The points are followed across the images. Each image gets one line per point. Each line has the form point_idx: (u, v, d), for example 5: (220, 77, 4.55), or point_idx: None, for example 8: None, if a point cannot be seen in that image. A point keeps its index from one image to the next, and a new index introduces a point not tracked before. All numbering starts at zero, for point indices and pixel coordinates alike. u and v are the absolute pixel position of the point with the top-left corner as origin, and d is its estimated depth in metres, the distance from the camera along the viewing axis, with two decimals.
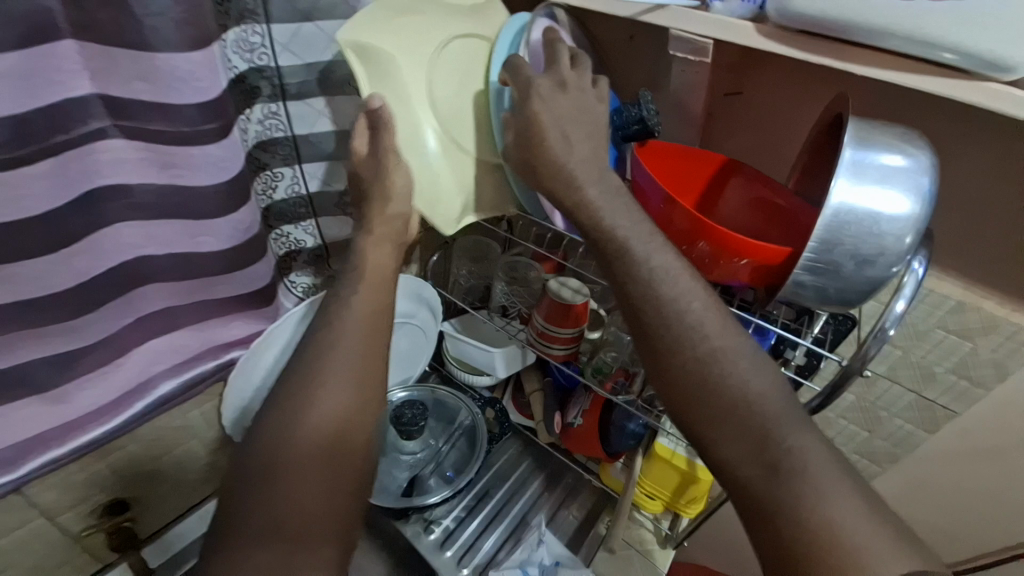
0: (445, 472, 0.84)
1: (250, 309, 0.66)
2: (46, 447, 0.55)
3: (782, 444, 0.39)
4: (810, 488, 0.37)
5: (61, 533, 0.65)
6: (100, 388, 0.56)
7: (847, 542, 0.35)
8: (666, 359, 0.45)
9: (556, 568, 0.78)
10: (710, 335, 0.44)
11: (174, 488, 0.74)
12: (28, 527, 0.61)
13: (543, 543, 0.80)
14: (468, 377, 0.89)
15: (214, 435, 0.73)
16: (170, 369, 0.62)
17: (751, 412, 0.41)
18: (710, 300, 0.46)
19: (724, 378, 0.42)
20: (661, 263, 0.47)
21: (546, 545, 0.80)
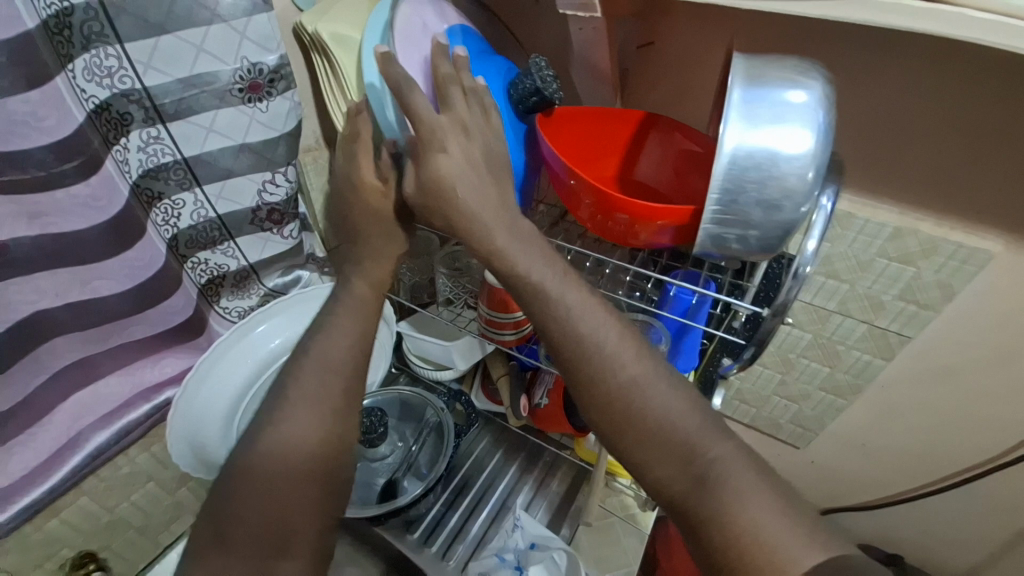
0: (418, 470, 0.83)
1: (178, 344, 0.65)
2: None
3: (707, 454, 0.41)
4: (720, 478, 0.39)
5: None
6: (29, 451, 0.54)
7: (769, 540, 0.36)
8: (590, 391, 0.44)
9: (531, 551, 0.75)
10: (626, 363, 0.44)
11: (142, 531, 0.73)
12: None
13: (518, 527, 0.78)
14: (434, 375, 0.87)
15: (171, 474, 0.72)
16: (100, 420, 0.60)
17: (662, 408, 0.42)
18: (622, 329, 0.46)
19: (646, 395, 0.43)
20: (575, 299, 0.46)
21: (521, 529, 0.77)
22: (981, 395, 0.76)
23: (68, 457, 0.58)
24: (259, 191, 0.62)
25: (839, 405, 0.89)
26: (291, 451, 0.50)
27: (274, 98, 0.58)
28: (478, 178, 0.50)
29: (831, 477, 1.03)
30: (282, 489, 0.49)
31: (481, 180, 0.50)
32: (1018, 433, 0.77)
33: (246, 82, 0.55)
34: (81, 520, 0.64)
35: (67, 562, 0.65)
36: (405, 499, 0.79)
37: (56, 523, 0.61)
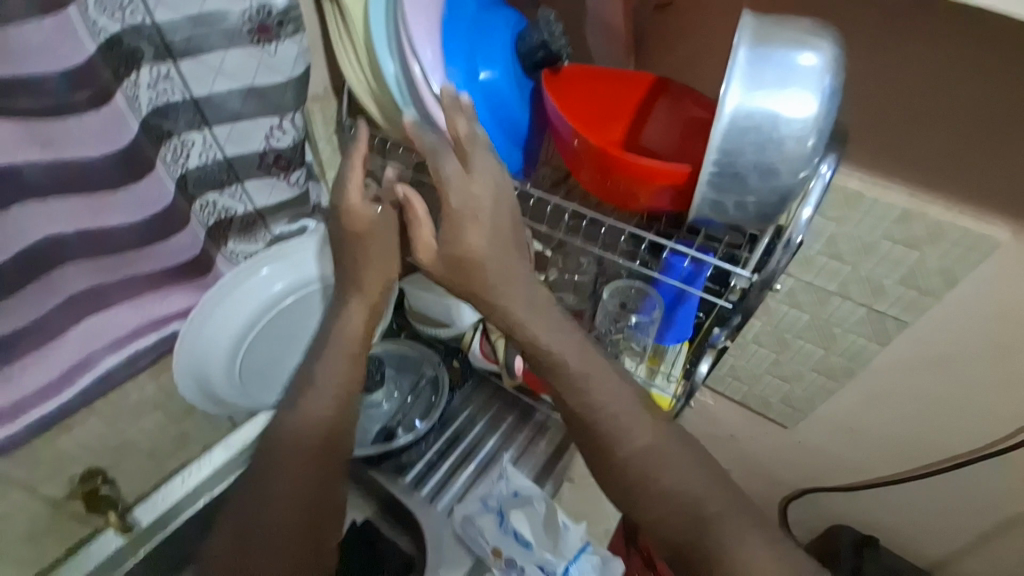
0: (412, 419, 0.86)
1: (186, 281, 0.68)
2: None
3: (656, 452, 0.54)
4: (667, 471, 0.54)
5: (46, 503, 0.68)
6: (44, 367, 0.58)
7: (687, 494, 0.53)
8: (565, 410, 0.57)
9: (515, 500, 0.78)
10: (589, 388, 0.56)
11: (151, 455, 0.77)
12: None
13: (503, 477, 0.80)
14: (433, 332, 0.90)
15: (178, 404, 0.76)
16: (110, 345, 0.63)
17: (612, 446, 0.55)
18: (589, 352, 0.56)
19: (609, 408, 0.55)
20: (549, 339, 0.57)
21: (507, 479, 0.80)
22: (975, 386, 0.76)
23: (80, 376, 0.62)
24: (266, 136, 0.63)
25: (831, 387, 0.89)
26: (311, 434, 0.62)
27: (282, 42, 0.58)
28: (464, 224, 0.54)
29: (817, 459, 1.05)
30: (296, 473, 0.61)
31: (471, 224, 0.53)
32: (1007, 425, 0.78)
33: (255, 24, 0.56)
34: (92, 441, 0.69)
35: (78, 478, 0.69)
36: (401, 442, 0.83)
37: (67, 440, 0.66)
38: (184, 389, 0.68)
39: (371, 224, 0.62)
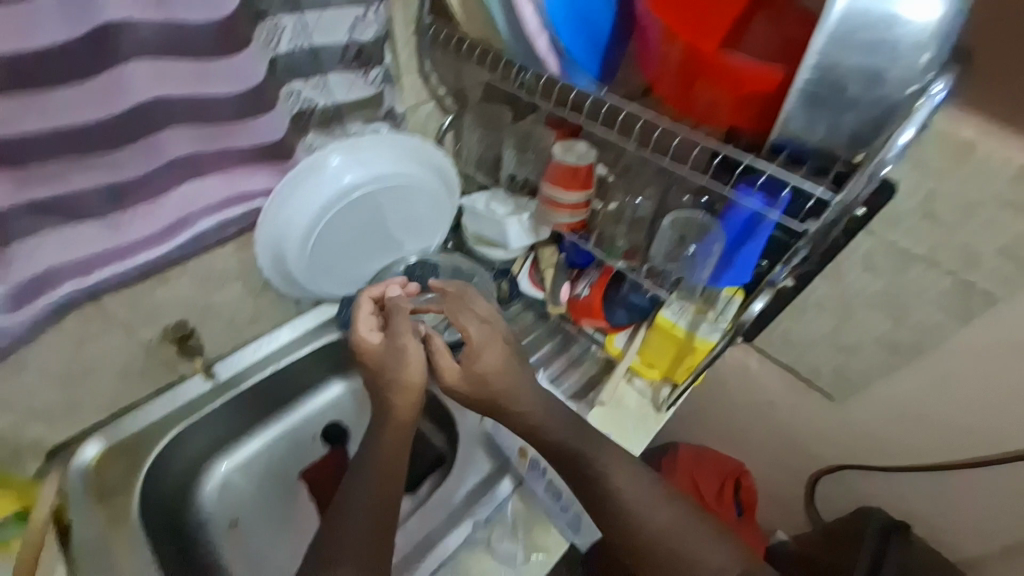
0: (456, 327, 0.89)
1: (269, 164, 0.71)
2: (108, 266, 0.62)
3: None
4: None
5: (141, 347, 0.74)
6: (149, 219, 0.63)
7: None
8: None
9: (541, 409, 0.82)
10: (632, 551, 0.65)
11: (228, 325, 0.83)
12: (109, 337, 0.69)
13: (536, 388, 0.84)
14: (486, 253, 0.91)
15: (255, 279, 0.82)
16: (205, 209, 0.68)
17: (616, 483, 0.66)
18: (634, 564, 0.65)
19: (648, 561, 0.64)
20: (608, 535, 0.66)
21: (538, 391, 0.84)
22: None
23: (179, 233, 0.67)
24: (351, 27, 0.66)
25: (892, 364, 0.84)
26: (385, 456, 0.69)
27: None
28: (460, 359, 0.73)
29: (859, 437, 1.01)
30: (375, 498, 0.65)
31: (467, 371, 0.72)
32: None
33: None
34: (176, 300, 0.74)
35: (168, 328, 0.75)
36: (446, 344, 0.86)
37: (158, 295, 0.71)
38: (264, 261, 0.76)
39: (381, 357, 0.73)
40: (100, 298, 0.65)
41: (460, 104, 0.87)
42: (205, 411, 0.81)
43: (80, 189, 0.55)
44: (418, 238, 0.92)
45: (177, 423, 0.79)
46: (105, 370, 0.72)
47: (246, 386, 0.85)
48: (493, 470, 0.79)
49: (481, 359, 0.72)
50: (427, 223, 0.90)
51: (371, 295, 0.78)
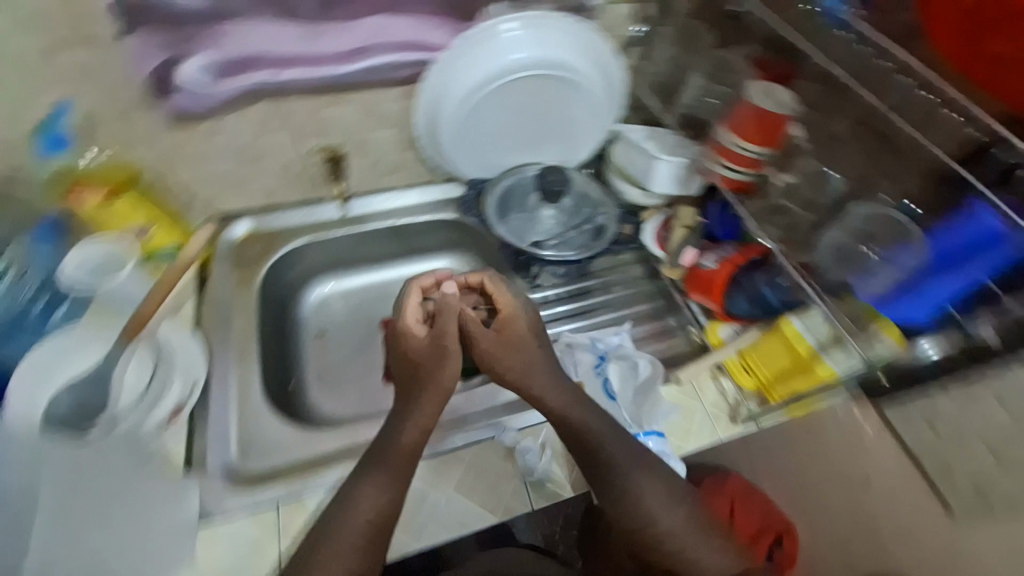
0: (565, 245, 0.83)
1: (455, 19, 0.71)
2: (298, 69, 0.69)
3: None
4: None
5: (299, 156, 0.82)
6: (341, 39, 0.68)
7: None
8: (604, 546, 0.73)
9: (610, 359, 0.74)
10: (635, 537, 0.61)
11: (370, 168, 0.89)
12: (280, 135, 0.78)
13: (618, 335, 0.78)
14: (619, 185, 0.87)
15: (404, 133, 0.85)
16: (389, 45, 0.71)
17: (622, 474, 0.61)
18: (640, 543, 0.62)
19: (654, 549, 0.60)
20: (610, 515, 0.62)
21: (619, 338, 0.77)
22: None
23: (359, 60, 0.71)
24: None
25: None
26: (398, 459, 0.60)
27: None
28: (486, 336, 0.68)
29: None
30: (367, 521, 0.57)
31: (495, 349, 0.67)
32: None
33: None
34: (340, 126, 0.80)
35: (324, 147, 0.83)
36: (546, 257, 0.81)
37: (329, 112, 0.77)
38: (418, 111, 0.80)
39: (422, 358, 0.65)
40: (284, 95, 0.73)
41: (665, 17, 0.82)
42: (324, 233, 0.89)
43: None
44: (559, 148, 0.90)
45: (303, 235, 0.88)
46: (271, 164, 0.82)
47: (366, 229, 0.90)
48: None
49: (506, 337, 0.68)
50: (574, 133, 0.88)
51: (421, 285, 0.71)
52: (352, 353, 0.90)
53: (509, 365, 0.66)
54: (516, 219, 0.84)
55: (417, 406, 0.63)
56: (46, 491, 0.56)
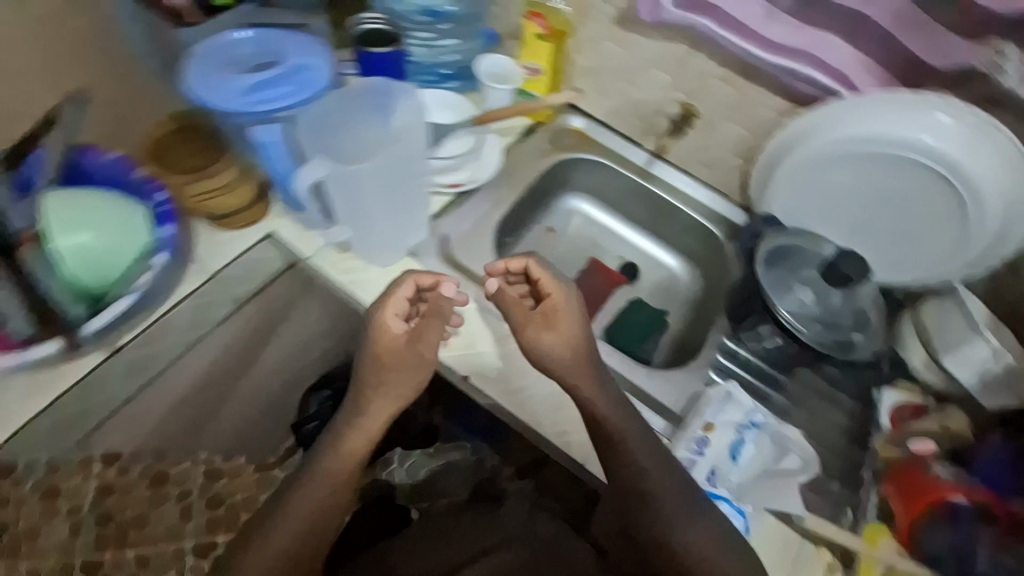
0: (807, 328, 0.73)
1: (897, 82, 0.70)
2: (733, 32, 0.73)
3: None
4: None
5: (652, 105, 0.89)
6: (790, 31, 0.71)
7: None
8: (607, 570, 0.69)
9: (757, 430, 0.69)
10: None
11: (689, 155, 0.92)
12: (659, 82, 0.85)
13: (777, 427, 0.70)
14: (908, 331, 0.75)
15: (748, 147, 0.85)
16: (818, 62, 0.72)
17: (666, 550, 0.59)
18: None
19: None
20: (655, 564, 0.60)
21: (775, 428, 0.70)
22: None
23: (785, 56, 0.72)
24: None
25: None
26: (339, 467, 0.63)
27: None
28: (528, 322, 0.64)
29: None
30: (310, 507, 0.62)
31: (538, 337, 0.64)
32: None
33: None
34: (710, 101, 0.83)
35: (679, 112, 0.87)
36: (780, 320, 0.73)
37: (712, 90, 0.81)
38: (790, 130, 0.77)
39: (406, 353, 0.63)
40: (698, 48, 0.78)
41: None
42: (619, 168, 0.98)
43: None
44: (880, 246, 0.81)
45: (601, 156, 0.98)
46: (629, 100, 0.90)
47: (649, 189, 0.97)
48: (672, 411, 0.76)
49: (550, 332, 0.64)
50: (914, 238, 0.78)
51: (418, 281, 0.66)
52: (556, 265, 1.01)
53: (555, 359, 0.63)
54: (781, 272, 0.77)
55: (365, 415, 0.64)
56: (367, 164, 0.68)
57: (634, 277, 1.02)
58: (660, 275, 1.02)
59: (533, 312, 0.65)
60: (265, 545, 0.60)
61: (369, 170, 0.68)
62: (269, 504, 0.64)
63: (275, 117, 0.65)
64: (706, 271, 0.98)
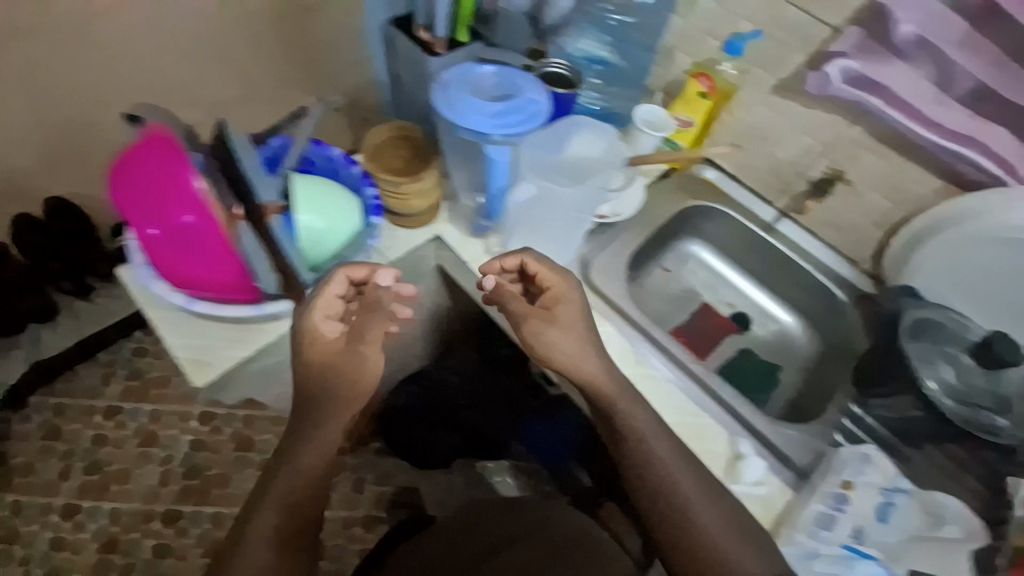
0: (948, 403, 0.77)
1: None
2: (895, 109, 0.78)
3: None
4: None
5: (794, 167, 0.94)
6: (955, 116, 0.74)
7: None
8: None
9: (905, 492, 0.74)
10: None
11: (825, 219, 0.96)
12: (808, 145, 0.90)
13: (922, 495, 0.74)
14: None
15: (890, 218, 0.88)
16: (980, 147, 0.74)
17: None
18: None
19: None
20: None
21: (918, 496, 0.74)
22: None
23: (946, 137, 0.76)
24: None
25: None
26: (302, 480, 0.69)
27: None
28: (535, 315, 0.72)
29: None
30: (285, 519, 0.68)
31: (542, 332, 0.71)
32: None
33: None
34: (861, 170, 0.87)
35: (822, 176, 0.92)
36: (924, 392, 0.78)
37: (864, 159, 0.86)
38: (948, 208, 0.80)
39: (337, 354, 0.69)
40: (853, 120, 0.84)
41: None
42: (749, 224, 1.02)
43: (969, 68, 0.71)
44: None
45: (730, 208, 1.02)
46: (770, 161, 0.96)
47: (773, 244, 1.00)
48: (795, 463, 0.76)
49: (555, 326, 0.72)
50: None
51: (349, 274, 0.69)
52: (673, 303, 1.04)
53: (558, 348, 0.70)
54: (922, 346, 0.81)
55: (318, 427, 0.70)
56: (576, 184, 0.77)
57: (746, 327, 1.04)
58: (773, 328, 1.04)
59: (538, 309, 0.73)
60: (244, 560, 0.65)
61: (577, 189, 0.77)
62: (236, 526, 0.69)
63: (516, 139, 0.63)
64: (825, 335, 1.00)
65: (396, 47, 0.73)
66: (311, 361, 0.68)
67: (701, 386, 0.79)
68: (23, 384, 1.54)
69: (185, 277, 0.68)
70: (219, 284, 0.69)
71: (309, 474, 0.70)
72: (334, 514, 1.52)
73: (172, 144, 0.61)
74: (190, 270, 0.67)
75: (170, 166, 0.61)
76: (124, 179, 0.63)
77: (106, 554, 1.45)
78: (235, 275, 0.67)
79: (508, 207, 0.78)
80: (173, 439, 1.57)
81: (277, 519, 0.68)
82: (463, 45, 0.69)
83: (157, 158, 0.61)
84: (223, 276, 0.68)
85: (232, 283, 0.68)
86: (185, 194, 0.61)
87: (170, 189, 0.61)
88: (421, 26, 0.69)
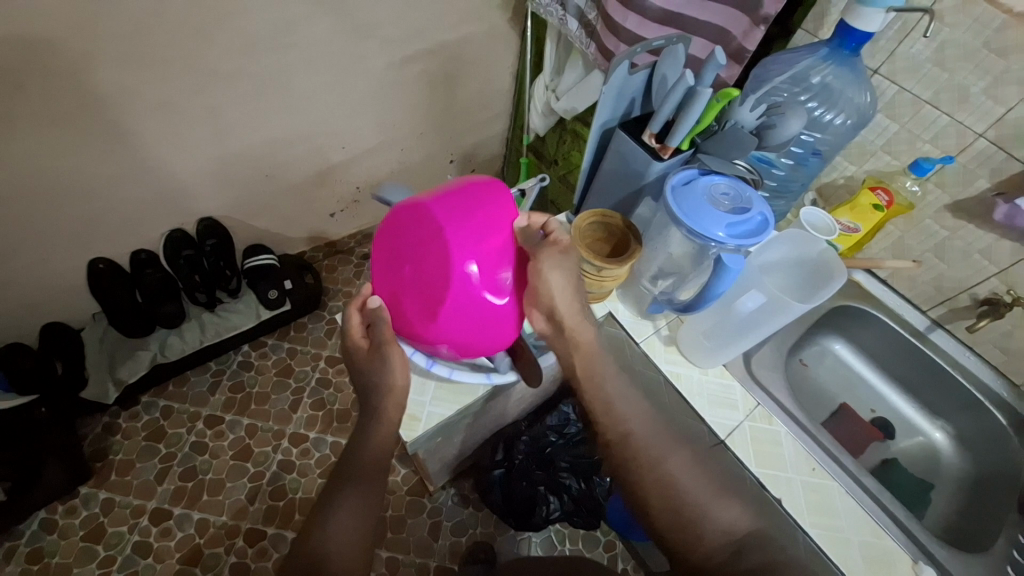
0: None
1: None
2: None
3: None
4: None
5: (958, 282, 0.95)
6: None
7: None
8: None
9: None
10: None
11: (990, 338, 0.95)
12: (976, 264, 0.92)
13: None
14: None
15: None
16: None
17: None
18: None
19: None
20: None
21: None
22: None
23: None
24: None
25: None
26: (381, 448, 0.77)
27: None
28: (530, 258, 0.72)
29: None
30: (365, 483, 0.76)
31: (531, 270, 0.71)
32: None
33: None
34: None
35: (991, 294, 0.92)
36: None
37: None
38: None
39: (368, 358, 0.76)
40: None
41: None
42: (901, 331, 1.01)
43: None
44: None
45: (880, 311, 1.02)
46: (932, 272, 0.98)
47: (927, 353, 0.99)
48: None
49: (543, 260, 0.71)
50: None
51: (359, 304, 0.76)
52: (814, 399, 1.04)
53: (544, 284, 0.71)
54: None
55: (383, 411, 0.76)
56: (770, 275, 0.79)
57: (890, 435, 1.04)
58: (919, 441, 1.03)
59: (529, 245, 0.70)
60: (330, 518, 0.73)
61: (771, 276, 0.79)
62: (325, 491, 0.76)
63: (745, 250, 0.69)
64: (978, 457, 0.97)
65: (613, 141, 0.83)
66: (361, 343, 0.76)
67: (878, 503, 0.77)
68: (142, 384, 1.61)
69: (459, 326, 0.68)
70: (481, 342, 0.71)
71: (384, 446, 0.77)
72: (408, 560, 1.49)
73: (507, 194, 0.70)
74: (471, 311, 0.67)
75: (506, 212, 0.69)
76: (452, 207, 0.65)
77: (188, 567, 1.43)
78: (502, 331, 0.72)
79: (716, 303, 0.79)
80: (266, 455, 1.60)
81: (360, 483, 0.75)
82: (682, 152, 0.79)
83: (494, 202, 0.68)
84: (489, 334, 0.70)
85: (494, 337, 0.72)
86: (510, 239, 0.69)
87: (503, 230, 0.67)
88: (650, 132, 0.78)
